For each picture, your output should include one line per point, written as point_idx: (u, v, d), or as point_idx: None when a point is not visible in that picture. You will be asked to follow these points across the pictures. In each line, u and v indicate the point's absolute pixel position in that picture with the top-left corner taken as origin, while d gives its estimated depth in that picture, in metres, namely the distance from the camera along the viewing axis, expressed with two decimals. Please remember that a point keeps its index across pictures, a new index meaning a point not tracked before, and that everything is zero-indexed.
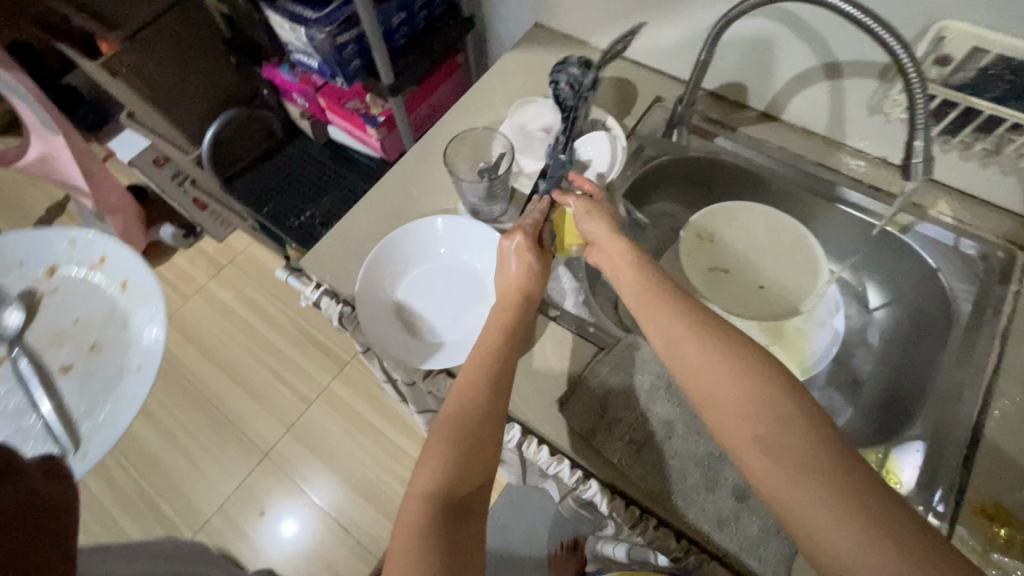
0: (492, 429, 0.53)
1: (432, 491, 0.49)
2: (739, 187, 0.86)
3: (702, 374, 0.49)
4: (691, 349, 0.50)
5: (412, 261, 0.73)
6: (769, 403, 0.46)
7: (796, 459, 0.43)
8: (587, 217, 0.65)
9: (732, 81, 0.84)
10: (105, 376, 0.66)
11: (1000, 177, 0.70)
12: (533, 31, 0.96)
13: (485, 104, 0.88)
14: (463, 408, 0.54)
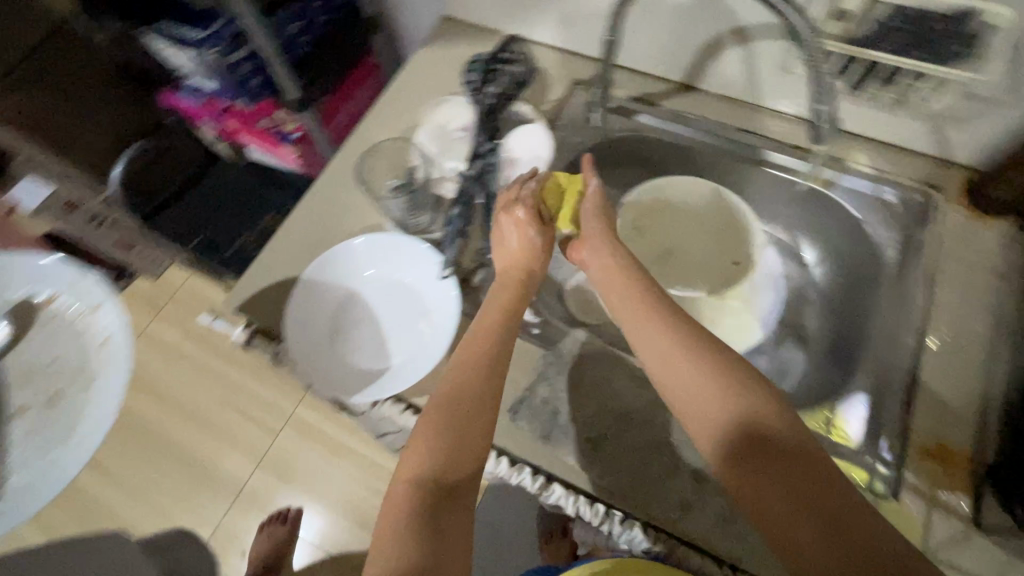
0: (484, 420, 0.52)
1: (420, 477, 0.48)
2: (668, 162, 0.86)
3: (690, 390, 0.49)
4: (680, 365, 0.50)
5: (341, 289, 0.69)
6: (756, 417, 0.46)
7: (752, 443, 0.45)
8: (597, 210, 0.64)
9: (646, 56, 0.83)
10: (38, 444, 0.61)
11: (910, 122, 0.71)
12: (441, 24, 0.92)
13: (399, 109, 0.83)
14: (453, 400, 0.52)
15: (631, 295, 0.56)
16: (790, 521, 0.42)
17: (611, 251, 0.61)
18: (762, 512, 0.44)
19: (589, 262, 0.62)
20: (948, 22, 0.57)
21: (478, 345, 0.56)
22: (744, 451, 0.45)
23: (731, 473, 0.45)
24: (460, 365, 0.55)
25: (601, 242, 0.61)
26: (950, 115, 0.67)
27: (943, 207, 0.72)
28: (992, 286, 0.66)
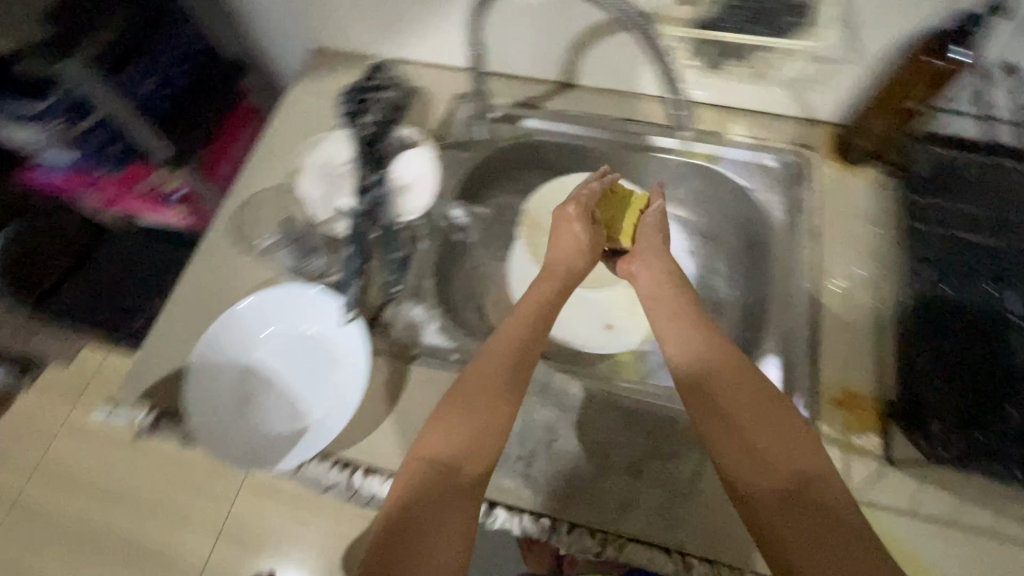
0: (504, 412, 0.51)
1: (433, 459, 0.48)
2: (564, 161, 0.86)
3: (724, 391, 0.49)
4: (718, 372, 0.50)
5: (241, 354, 0.65)
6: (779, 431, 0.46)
7: (727, 397, 0.48)
8: (656, 227, 0.68)
9: (520, 61, 0.83)
10: None
11: (772, 90, 0.75)
12: (312, 57, 0.90)
13: (279, 152, 0.80)
14: (475, 390, 0.52)
15: (674, 302, 0.58)
16: (749, 467, 0.45)
17: (663, 269, 0.62)
18: (727, 462, 0.46)
19: (638, 274, 0.64)
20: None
21: (508, 337, 0.55)
22: (716, 402, 0.49)
23: (709, 426, 0.48)
24: (485, 356, 0.54)
25: (658, 260, 0.63)
26: (805, 78, 0.72)
27: (817, 163, 0.76)
28: (870, 231, 0.71)
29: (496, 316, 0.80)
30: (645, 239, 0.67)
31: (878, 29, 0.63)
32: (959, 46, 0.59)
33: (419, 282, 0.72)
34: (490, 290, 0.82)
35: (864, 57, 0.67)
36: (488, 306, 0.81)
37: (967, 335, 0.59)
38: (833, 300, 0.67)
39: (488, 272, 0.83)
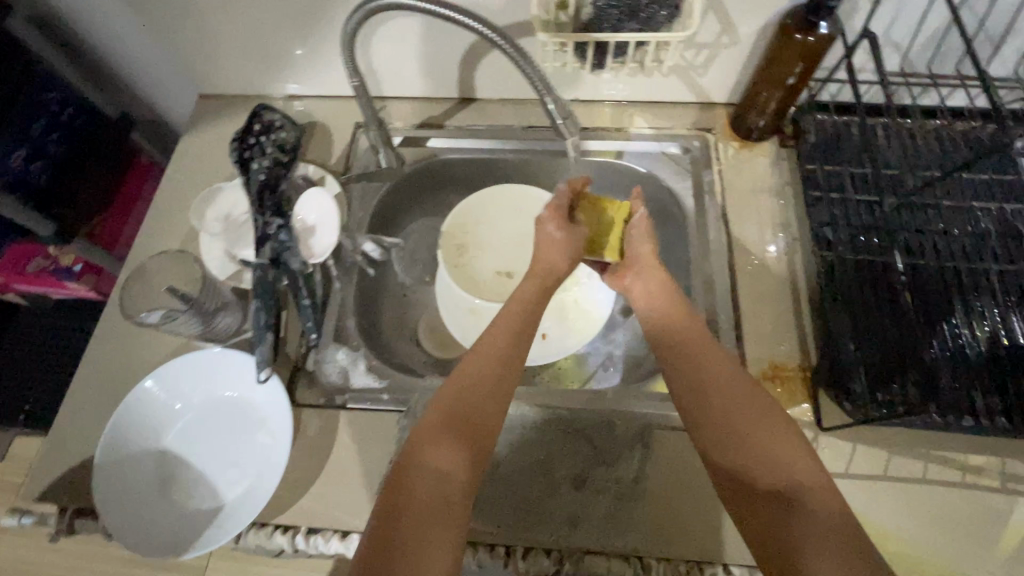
0: (489, 428, 0.50)
1: (420, 474, 0.46)
2: (476, 177, 0.85)
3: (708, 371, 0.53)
4: (703, 356, 0.55)
5: (155, 433, 0.61)
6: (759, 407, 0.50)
7: (714, 386, 0.52)
8: (642, 237, 0.66)
9: (415, 82, 0.82)
10: None
11: (664, 79, 0.76)
12: (200, 103, 0.86)
13: (174, 208, 0.76)
14: (461, 404, 0.50)
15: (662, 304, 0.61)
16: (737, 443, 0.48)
17: (655, 274, 0.64)
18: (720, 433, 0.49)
19: (632, 285, 0.65)
20: None
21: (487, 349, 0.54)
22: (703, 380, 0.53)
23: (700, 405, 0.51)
24: (466, 372, 0.53)
25: (650, 266, 0.65)
26: (689, 65, 0.73)
27: (717, 144, 0.77)
28: (775, 204, 0.73)
29: (429, 342, 0.79)
30: (634, 249, 0.66)
31: (747, 11, 0.65)
32: (822, 19, 0.61)
33: (340, 324, 0.69)
34: (422, 316, 0.81)
35: (740, 38, 0.68)
36: (421, 332, 0.80)
37: (865, 299, 0.62)
38: (750, 277, 0.69)
39: (416, 299, 0.82)
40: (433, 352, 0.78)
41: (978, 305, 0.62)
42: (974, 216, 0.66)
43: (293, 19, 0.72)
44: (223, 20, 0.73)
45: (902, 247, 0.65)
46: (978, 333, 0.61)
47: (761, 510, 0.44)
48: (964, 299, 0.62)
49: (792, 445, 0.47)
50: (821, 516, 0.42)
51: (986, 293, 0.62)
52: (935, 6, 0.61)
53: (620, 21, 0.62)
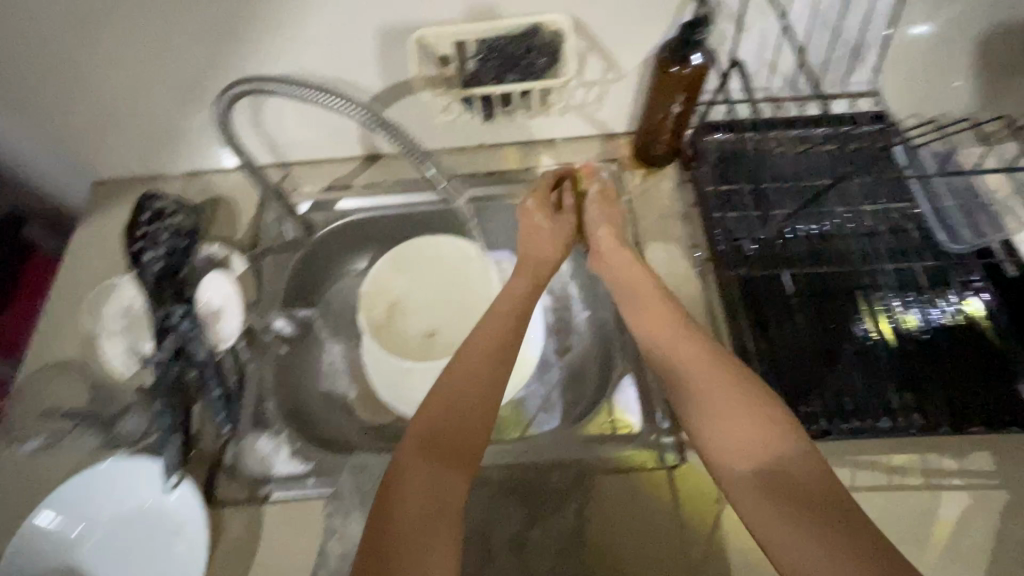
0: (478, 436, 0.50)
1: (409, 490, 0.46)
2: (394, 234, 0.83)
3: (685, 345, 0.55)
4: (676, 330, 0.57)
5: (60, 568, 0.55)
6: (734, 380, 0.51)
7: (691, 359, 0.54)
8: (603, 222, 0.68)
9: (317, 145, 0.80)
10: None
11: (564, 117, 0.77)
12: (93, 191, 0.82)
13: (66, 306, 0.71)
14: (447, 416, 0.51)
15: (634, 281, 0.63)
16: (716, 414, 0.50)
17: (626, 258, 0.65)
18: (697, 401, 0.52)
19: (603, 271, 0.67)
20: (519, 41, 0.61)
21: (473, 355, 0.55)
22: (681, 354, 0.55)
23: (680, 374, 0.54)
24: (450, 382, 0.53)
25: (612, 252, 0.66)
26: (583, 102, 0.74)
27: (624, 174, 0.78)
28: (685, 228, 0.74)
29: (361, 409, 0.76)
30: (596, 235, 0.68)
31: (625, 47, 0.66)
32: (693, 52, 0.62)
33: (258, 408, 0.66)
34: (353, 382, 0.78)
35: (625, 73, 0.70)
36: (353, 399, 0.77)
37: (772, 315, 0.65)
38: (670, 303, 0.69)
39: (345, 365, 0.79)
40: (367, 421, 0.75)
41: (879, 305, 0.65)
42: (864, 218, 0.69)
43: (177, 97, 0.71)
44: (105, 104, 0.71)
45: (803, 257, 0.68)
46: (881, 331, 0.64)
47: (738, 485, 0.47)
48: (865, 299, 0.65)
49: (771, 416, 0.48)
50: (799, 494, 0.44)
51: (885, 292, 0.65)
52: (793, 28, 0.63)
53: (501, 71, 0.63)
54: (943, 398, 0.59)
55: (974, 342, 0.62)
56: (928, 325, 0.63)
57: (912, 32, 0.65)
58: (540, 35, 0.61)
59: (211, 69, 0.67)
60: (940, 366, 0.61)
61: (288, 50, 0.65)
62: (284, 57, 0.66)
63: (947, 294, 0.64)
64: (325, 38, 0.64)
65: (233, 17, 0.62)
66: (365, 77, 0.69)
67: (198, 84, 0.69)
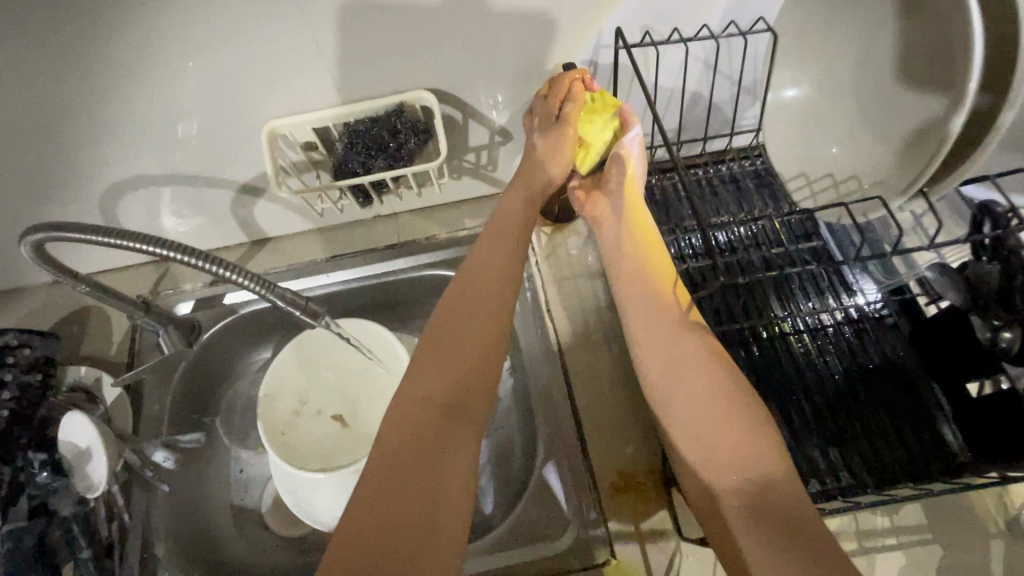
0: (466, 428, 0.45)
1: (385, 510, 0.39)
2: (294, 321, 0.76)
3: (679, 342, 0.50)
4: (664, 325, 0.52)
5: None
6: (732, 392, 0.46)
7: (684, 357, 0.49)
8: (619, 167, 0.60)
9: (194, 238, 0.73)
10: None
11: (458, 181, 0.72)
12: None
13: None
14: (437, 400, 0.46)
15: (625, 257, 0.58)
16: (704, 425, 0.46)
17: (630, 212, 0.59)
18: (682, 408, 0.48)
19: (603, 221, 0.61)
20: (383, 124, 0.57)
21: (460, 328, 0.50)
22: (671, 352, 0.50)
23: (667, 376, 0.50)
24: (436, 361, 0.48)
25: (616, 201, 0.60)
26: (476, 165, 0.70)
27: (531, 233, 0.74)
28: (597, 287, 0.70)
29: (274, 523, 0.69)
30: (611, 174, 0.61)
31: (506, 112, 0.62)
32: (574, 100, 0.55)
33: (142, 556, 0.58)
34: (263, 492, 0.71)
35: (512, 134, 0.66)
36: (265, 511, 0.70)
37: None
38: (588, 374, 0.66)
39: (253, 474, 0.72)
40: (281, 534, 0.69)
41: (799, 350, 0.63)
42: None
43: (7, 215, 0.62)
44: None
45: (717, 308, 0.65)
46: (805, 381, 0.61)
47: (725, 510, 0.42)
48: (783, 347, 0.63)
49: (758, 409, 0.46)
50: (794, 532, 0.39)
51: (802, 340, 0.64)
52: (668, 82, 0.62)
53: (367, 156, 0.58)
54: (867, 447, 0.57)
55: (896, 381, 0.60)
56: (844, 366, 0.62)
57: (784, 97, 0.64)
58: (404, 117, 0.57)
59: (39, 184, 0.59)
60: (863, 413, 0.59)
61: (127, 156, 0.58)
62: (125, 163, 0.59)
63: (862, 333, 0.63)
64: (171, 136, 0.57)
65: (49, 132, 0.53)
66: (230, 168, 0.63)
67: (29, 201, 0.60)
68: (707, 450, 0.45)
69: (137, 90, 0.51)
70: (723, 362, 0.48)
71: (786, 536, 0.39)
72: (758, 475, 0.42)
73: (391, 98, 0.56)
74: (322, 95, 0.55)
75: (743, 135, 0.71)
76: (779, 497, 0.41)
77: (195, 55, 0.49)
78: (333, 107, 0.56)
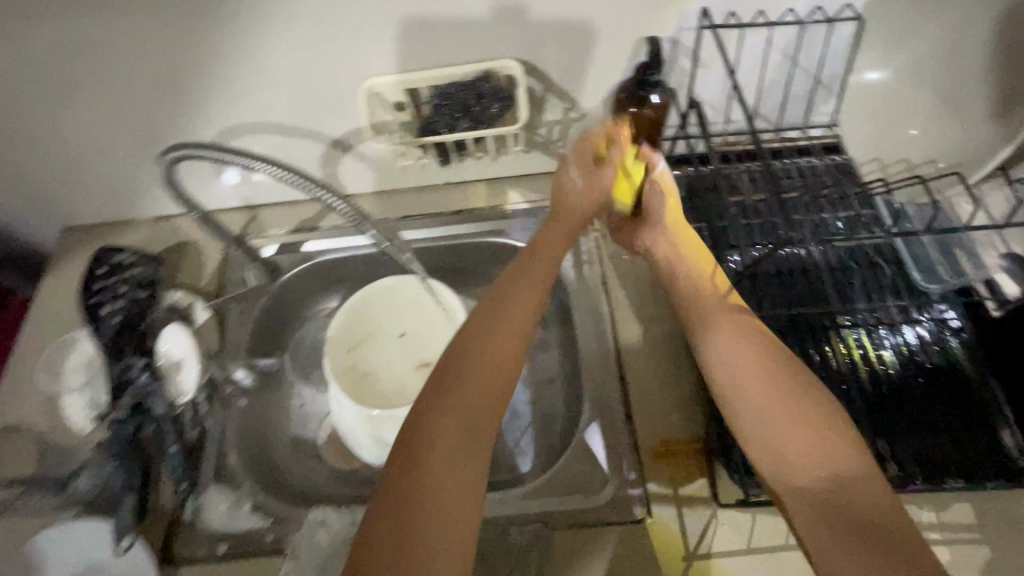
0: (491, 414, 0.45)
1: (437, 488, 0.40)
2: (363, 274, 0.82)
3: (741, 341, 0.51)
4: (726, 323, 0.52)
5: None
6: (799, 390, 0.47)
7: (746, 355, 0.50)
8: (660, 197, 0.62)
9: (282, 190, 0.80)
10: None
11: (528, 155, 0.76)
12: (62, 238, 0.81)
13: (26, 360, 0.70)
14: (465, 403, 0.45)
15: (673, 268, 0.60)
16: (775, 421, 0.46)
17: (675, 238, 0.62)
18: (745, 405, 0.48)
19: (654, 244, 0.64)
20: (471, 88, 0.61)
21: (492, 332, 0.49)
22: (731, 349, 0.51)
23: (729, 373, 0.50)
24: (476, 343, 0.48)
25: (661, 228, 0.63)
26: (547, 140, 0.73)
27: None
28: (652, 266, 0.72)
29: (330, 455, 0.74)
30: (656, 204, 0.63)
31: (583, 87, 0.66)
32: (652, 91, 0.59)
33: (219, 462, 0.65)
34: (321, 428, 0.76)
35: (587, 111, 0.69)
36: (322, 443, 0.75)
37: None
38: (636, 348, 0.68)
39: (313, 409, 0.78)
40: (335, 466, 0.73)
41: (855, 344, 0.63)
42: (834, 257, 0.68)
43: (133, 150, 0.70)
44: (64, 160, 0.70)
45: (773, 293, 0.66)
46: (855, 368, 0.61)
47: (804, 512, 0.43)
48: (838, 338, 0.63)
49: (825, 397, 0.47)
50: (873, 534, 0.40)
51: (860, 332, 0.64)
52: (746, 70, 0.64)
53: (453, 118, 0.62)
54: (920, 445, 0.56)
55: (955, 384, 0.59)
56: (902, 366, 0.61)
57: (866, 77, 0.67)
58: (490, 83, 0.62)
59: (164, 122, 0.67)
60: (917, 411, 0.58)
61: (241, 103, 0.65)
62: (238, 109, 0.66)
63: (924, 333, 0.62)
64: (282, 88, 0.64)
65: (183, 74, 0.61)
66: (326, 124, 0.69)
67: (154, 137, 0.68)
68: (778, 443, 0.45)
69: (259, 40, 0.58)
70: (789, 361, 0.49)
71: (860, 535, 0.40)
72: (835, 477, 0.43)
73: (479, 65, 0.61)
74: (418, 58, 0.60)
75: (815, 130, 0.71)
76: (856, 487, 0.42)
77: (314, 12, 0.56)
78: (427, 70, 0.61)
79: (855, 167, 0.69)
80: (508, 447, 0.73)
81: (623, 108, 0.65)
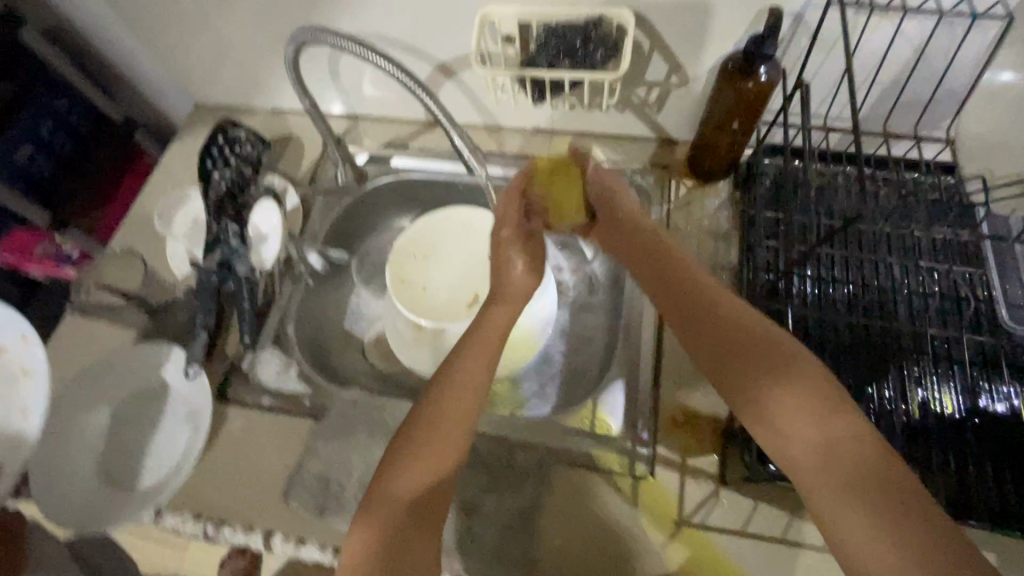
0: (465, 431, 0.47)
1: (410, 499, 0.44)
2: (438, 198, 0.86)
3: (756, 383, 0.46)
4: (740, 361, 0.47)
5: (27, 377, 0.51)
6: (826, 436, 0.41)
7: (765, 397, 0.45)
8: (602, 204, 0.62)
9: (384, 105, 0.85)
10: None
11: (621, 114, 0.76)
12: (193, 112, 0.91)
13: (147, 207, 0.81)
14: (432, 420, 0.47)
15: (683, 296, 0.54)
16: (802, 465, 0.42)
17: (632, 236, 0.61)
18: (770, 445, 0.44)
19: (615, 246, 0.64)
20: (580, 31, 0.63)
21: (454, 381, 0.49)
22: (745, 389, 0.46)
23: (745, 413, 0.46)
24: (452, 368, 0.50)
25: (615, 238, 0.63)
26: (643, 101, 0.74)
27: (671, 182, 0.77)
28: (717, 247, 0.71)
29: (373, 352, 0.80)
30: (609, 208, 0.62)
31: (691, 51, 0.65)
32: (759, 66, 0.60)
33: (279, 329, 0.72)
34: (371, 327, 0.82)
35: (690, 78, 0.69)
36: (368, 341, 0.81)
37: None
38: None
39: (368, 311, 0.83)
40: (376, 362, 0.79)
41: (912, 372, 0.59)
42: (915, 278, 0.64)
43: (265, 41, 0.77)
44: (206, 40, 0.79)
45: (835, 299, 0.63)
46: (907, 393, 0.58)
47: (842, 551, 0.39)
48: (896, 360, 0.60)
49: (862, 443, 0.40)
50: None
51: (921, 360, 0.60)
52: (869, 61, 0.61)
53: (557, 58, 0.64)
54: (952, 482, 0.54)
55: (1012, 432, 0.56)
56: (963, 406, 0.57)
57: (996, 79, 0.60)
58: (600, 29, 0.62)
59: (296, 19, 0.73)
60: (962, 451, 0.55)
61: (365, 12, 0.70)
62: (362, 18, 0.71)
63: (991, 374, 0.59)
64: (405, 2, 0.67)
65: None
66: (435, 46, 0.73)
67: (286, 32, 0.75)
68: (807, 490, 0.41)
69: None
70: (821, 404, 0.42)
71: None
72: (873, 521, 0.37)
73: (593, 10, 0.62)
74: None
75: (928, 145, 0.68)
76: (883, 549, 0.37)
77: None
78: (543, 7, 0.63)
79: (966, 190, 0.65)
80: (528, 389, 0.76)
81: (733, 71, 0.62)
